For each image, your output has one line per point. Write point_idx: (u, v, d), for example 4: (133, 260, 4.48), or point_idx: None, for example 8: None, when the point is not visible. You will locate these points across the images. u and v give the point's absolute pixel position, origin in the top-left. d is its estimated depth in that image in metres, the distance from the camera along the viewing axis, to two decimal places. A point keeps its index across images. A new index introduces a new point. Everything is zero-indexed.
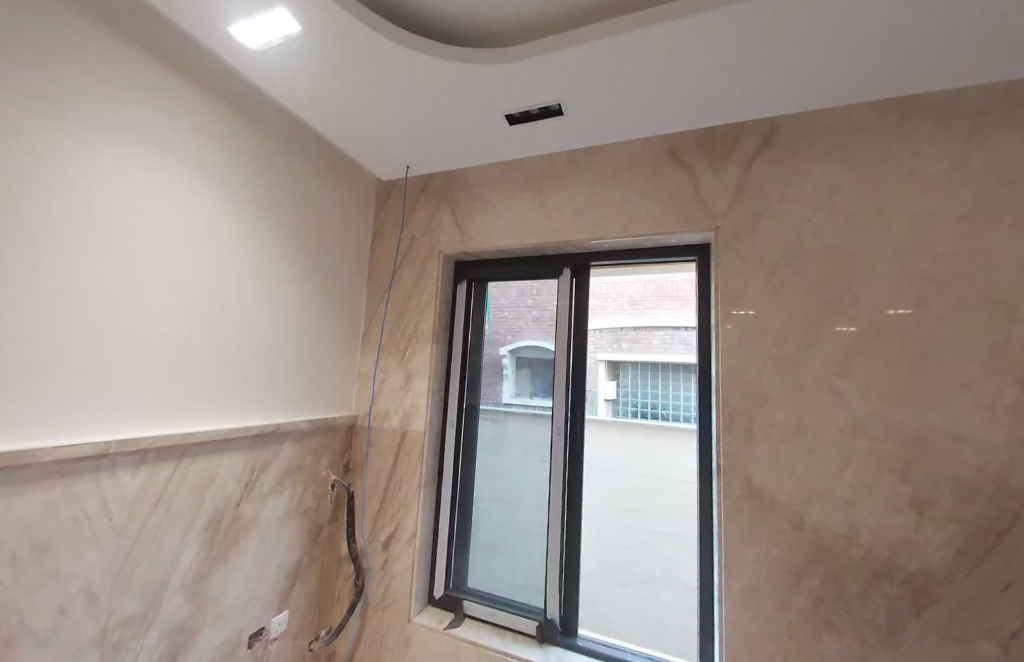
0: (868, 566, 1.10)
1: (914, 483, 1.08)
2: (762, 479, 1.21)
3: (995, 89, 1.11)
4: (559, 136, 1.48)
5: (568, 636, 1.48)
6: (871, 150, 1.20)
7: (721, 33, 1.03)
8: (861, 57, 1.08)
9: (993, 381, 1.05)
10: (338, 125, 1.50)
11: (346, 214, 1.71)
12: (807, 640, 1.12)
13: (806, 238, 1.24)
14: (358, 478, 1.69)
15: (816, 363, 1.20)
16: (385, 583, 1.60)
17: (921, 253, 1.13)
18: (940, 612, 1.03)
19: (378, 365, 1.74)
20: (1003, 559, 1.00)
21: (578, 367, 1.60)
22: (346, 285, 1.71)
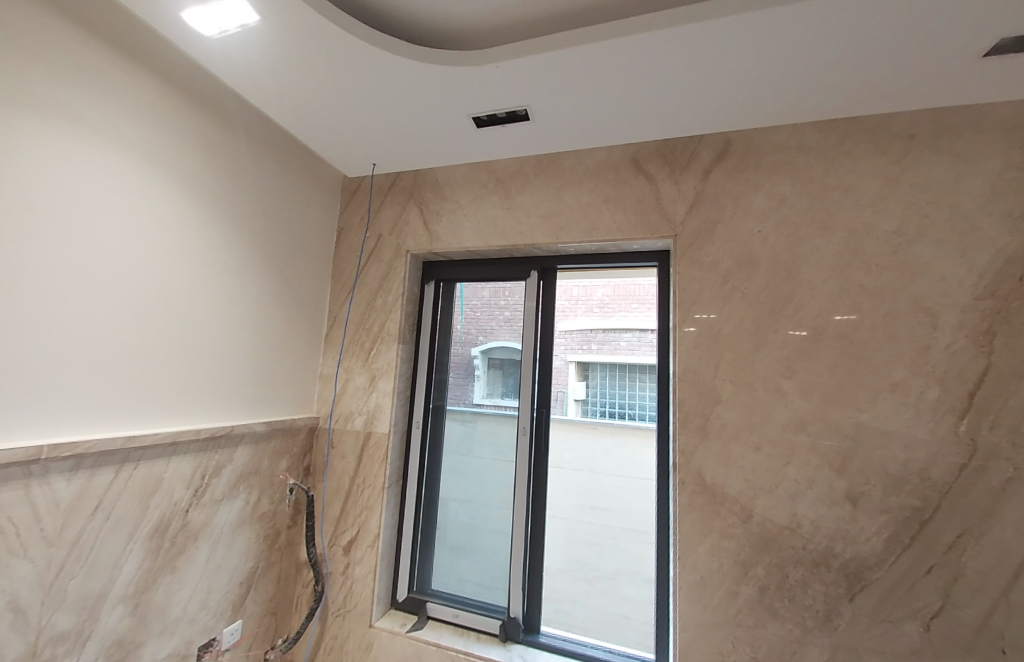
0: (808, 555, 1.18)
1: (848, 476, 1.18)
2: (714, 475, 1.28)
3: (921, 117, 1.23)
4: (526, 141, 1.50)
5: (531, 633, 1.50)
6: (815, 168, 1.30)
7: (677, 50, 1.09)
8: (804, 81, 1.16)
9: (916, 382, 1.16)
10: (301, 120, 1.46)
11: (310, 210, 1.66)
12: (754, 627, 1.20)
13: (756, 248, 1.33)
14: (319, 482, 1.65)
15: (764, 366, 1.28)
16: (346, 588, 1.57)
17: (856, 264, 1.23)
18: (871, 596, 1.12)
19: (342, 365, 1.70)
20: (925, 545, 1.10)
21: (545, 368, 1.63)
22: (309, 283, 1.66)
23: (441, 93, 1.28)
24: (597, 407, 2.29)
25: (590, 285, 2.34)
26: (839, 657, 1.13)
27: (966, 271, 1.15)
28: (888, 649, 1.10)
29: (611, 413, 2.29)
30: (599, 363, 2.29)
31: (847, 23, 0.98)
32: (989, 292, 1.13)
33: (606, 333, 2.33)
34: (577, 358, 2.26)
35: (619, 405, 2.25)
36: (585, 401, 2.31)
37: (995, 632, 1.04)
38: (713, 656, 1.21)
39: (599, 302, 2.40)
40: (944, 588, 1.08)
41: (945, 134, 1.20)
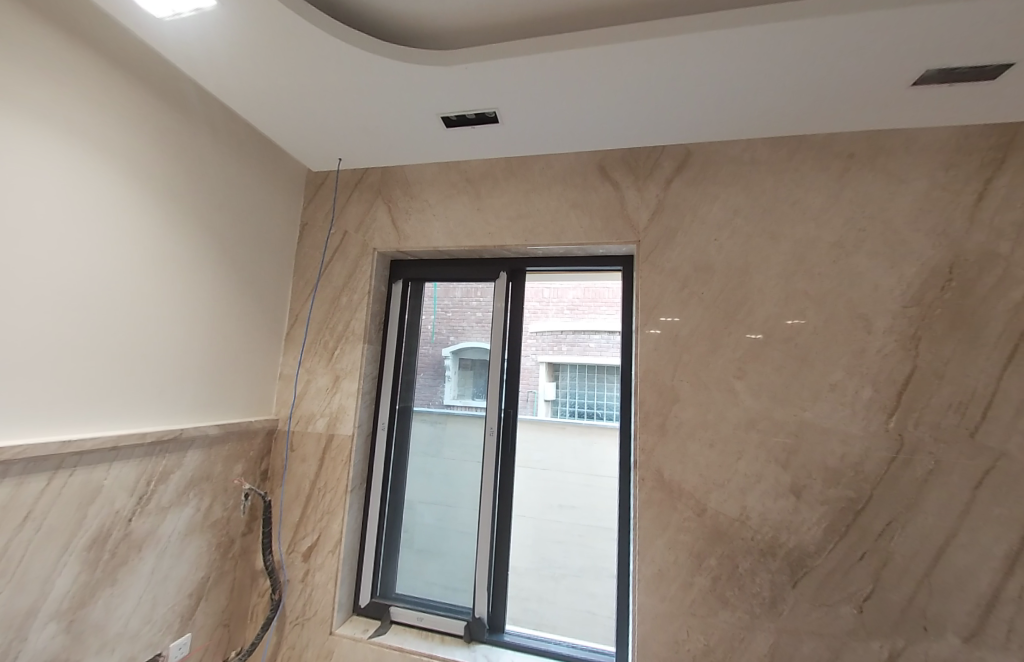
0: (756, 545, 1.26)
1: (792, 470, 1.27)
2: (672, 471, 1.34)
3: (860, 138, 1.34)
4: (494, 143, 1.51)
5: (495, 632, 1.51)
6: (765, 181, 1.39)
7: (641, 64, 1.13)
8: (756, 100, 1.24)
9: (852, 382, 1.26)
10: (262, 112, 1.41)
11: (271, 204, 1.60)
12: (706, 616, 1.26)
13: (712, 256, 1.40)
14: (277, 486, 1.59)
15: (718, 366, 1.35)
16: (306, 595, 1.52)
17: (801, 273, 1.33)
18: (812, 581, 1.21)
19: (303, 365, 1.65)
20: (858, 532, 1.20)
21: (512, 368, 1.64)
22: (269, 280, 1.60)
23: (409, 91, 1.26)
24: (568, 408, 2.33)
25: (561, 287, 2.36)
26: (783, 640, 1.21)
27: (896, 281, 1.26)
28: (826, 630, 1.19)
29: (580, 413, 2.34)
30: (569, 363, 2.28)
31: (794, 50, 1.05)
32: (915, 300, 1.24)
33: (576, 334, 2.33)
34: (547, 359, 2.29)
35: (588, 405, 2.31)
36: (555, 401, 2.32)
37: (918, 611, 1.15)
38: (669, 644, 1.27)
39: (571, 303, 2.40)
40: (875, 572, 1.18)
41: (880, 155, 1.32)
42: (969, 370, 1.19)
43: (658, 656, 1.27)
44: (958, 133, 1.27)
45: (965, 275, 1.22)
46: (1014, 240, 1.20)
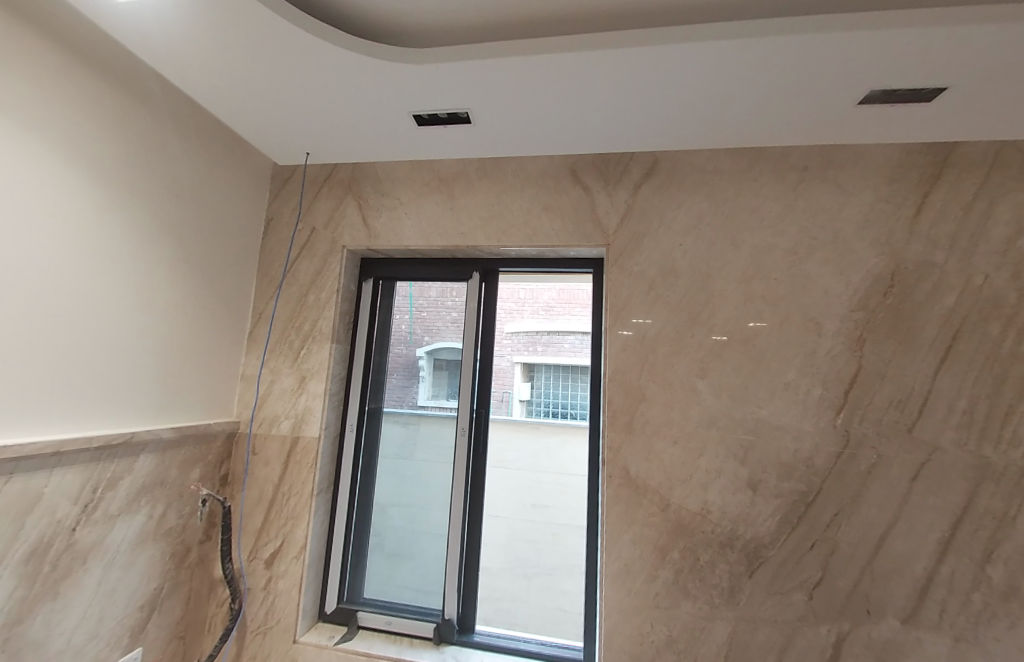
0: (716, 538, 1.32)
1: (749, 466, 1.33)
2: (637, 468, 1.39)
3: (813, 152, 1.43)
4: (467, 144, 1.51)
5: (465, 633, 1.51)
6: (727, 190, 1.46)
7: (612, 73, 1.15)
8: (719, 112, 1.29)
9: (804, 382, 1.34)
10: (223, 101, 1.34)
11: (234, 198, 1.54)
12: (669, 608, 1.31)
13: (678, 260, 1.45)
14: (237, 492, 1.53)
15: (682, 367, 1.41)
16: (268, 603, 1.46)
17: (759, 279, 1.40)
18: (767, 571, 1.28)
19: (267, 365, 1.59)
20: (809, 523, 1.28)
21: (485, 369, 1.65)
22: (230, 276, 1.53)
23: (379, 87, 1.24)
24: (542, 407, 2.29)
25: (537, 289, 2.40)
26: (740, 628, 1.27)
27: (844, 287, 1.35)
28: (779, 617, 1.26)
29: (554, 412, 2.30)
30: (544, 363, 2.31)
31: (754, 66, 1.11)
32: (861, 305, 1.34)
33: (550, 335, 2.36)
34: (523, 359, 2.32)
35: (561, 405, 2.27)
36: (530, 401, 2.29)
37: (861, 595, 1.23)
38: (634, 637, 1.31)
39: (546, 305, 2.45)
40: (824, 560, 1.26)
41: (831, 169, 1.41)
42: (908, 371, 1.29)
43: (623, 648, 1.31)
44: (899, 151, 1.38)
45: (904, 282, 1.32)
46: (947, 251, 1.31)
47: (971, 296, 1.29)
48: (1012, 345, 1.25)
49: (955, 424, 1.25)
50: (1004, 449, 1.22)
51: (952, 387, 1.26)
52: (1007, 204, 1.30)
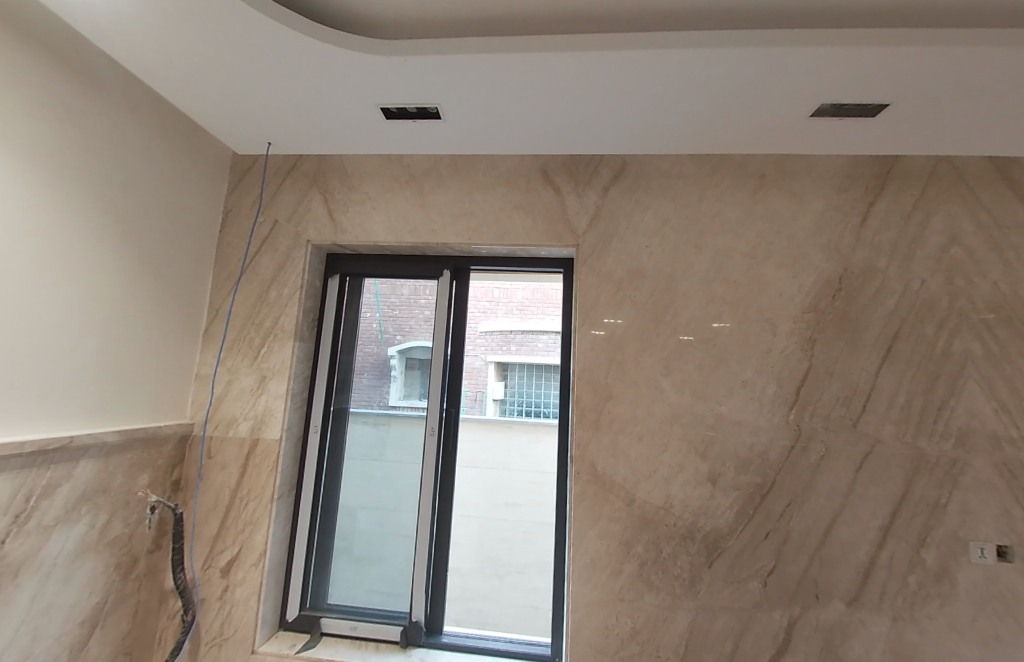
0: (678, 530, 1.37)
1: (710, 460, 1.39)
2: (604, 465, 1.41)
3: (771, 160, 1.50)
4: (436, 140, 1.48)
5: (433, 635, 1.49)
6: (691, 194, 1.51)
7: (583, 76, 1.17)
8: (684, 119, 1.33)
9: (760, 380, 1.41)
10: (174, 84, 1.26)
11: (190, 187, 1.45)
12: (634, 600, 1.34)
13: (644, 262, 1.49)
14: (190, 498, 1.44)
15: (647, 365, 1.45)
16: (224, 613, 1.39)
17: (720, 281, 1.46)
18: (725, 561, 1.34)
19: (223, 364, 1.51)
20: (764, 513, 1.35)
21: (455, 367, 1.64)
22: (183, 270, 1.44)
23: (346, 78, 1.20)
24: (516, 406, 2.16)
25: (510, 287, 2.13)
26: (700, 617, 1.32)
27: (797, 290, 1.43)
28: (736, 604, 1.32)
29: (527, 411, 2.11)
30: (518, 363, 2.17)
31: (718, 76, 1.15)
32: (812, 307, 1.42)
33: (524, 334, 2.18)
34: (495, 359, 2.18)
35: (533, 403, 2.07)
36: (503, 400, 2.16)
37: (811, 581, 1.31)
38: (600, 630, 1.34)
39: (520, 304, 2.21)
40: (777, 548, 1.33)
41: (786, 177, 1.48)
42: (854, 369, 1.38)
43: (590, 641, 1.34)
44: (847, 162, 1.47)
45: (851, 285, 1.41)
46: (889, 257, 1.41)
47: (909, 299, 1.39)
48: (944, 345, 1.36)
49: (895, 418, 1.35)
50: (936, 441, 1.32)
51: (892, 384, 1.36)
52: (941, 215, 1.41)
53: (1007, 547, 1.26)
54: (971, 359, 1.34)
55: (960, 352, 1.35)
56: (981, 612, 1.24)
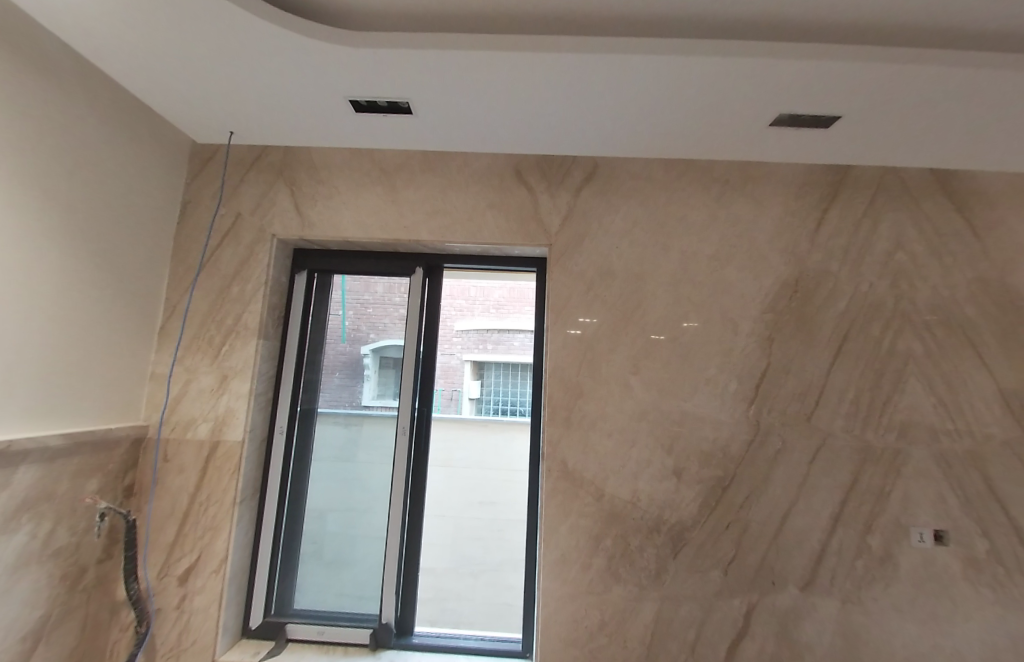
0: (645, 523, 1.41)
1: (675, 455, 1.44)
2: (574, 461, 1.44)
3: (735, 166, 1.56)
4: (407, 136, 1.46)
5: (403, 636, 1.48)
6: (659, 197, 1.55)
7: (557, 78, 1.18)
8: (654, 125, 1.37)
9: (723, 377, 1.47)
10: (129, 69, 1.19)
11: (145, 175, 1.37)
12: (602, 593, 1.38)
13: (614, 262, 1.53)
14: (144, 504, 1.37)
15: (616, 364, 1.48)
16: (182, 624, 1.33)
17: (687, 282, 1.51)
18: (688, 551, 1.39)
19: (181, 363, 1.44)
20: (726, 505, 1.41)
21: (427, 366, 1.62)
22: (138, 263, 1.36)
23: (317, 70, 1.17)
24: (492, 406, 1.96)
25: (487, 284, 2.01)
26: (665, 606, 1.37)
27: (757, 291, 1.50)
28: (699, 593, 1.37)
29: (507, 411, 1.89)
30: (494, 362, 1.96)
31: (686, 84, 1.19)
32: (771, 308, 1.49)
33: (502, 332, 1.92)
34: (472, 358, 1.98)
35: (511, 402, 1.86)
36: (480, 399, 1.98)
37: (768, 568, 1.38)
38: (569, 623, 1.36)
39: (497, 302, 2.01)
40: (737, 538, 1.39)
41: (748, 183, 1.55)
42: (809, 367, 1.46)
43: (560, 634, 1.36)
44: (804, 171, 1.55)
45: (806, 288, 1.49)
46: (841, 262, 1.50)
47: (859, 302, 1.48)
48: (890, 344, 1.46)
49: (845, 413, 1.44)
50: (882, 433, 1.42)
51: (842, 380, 1.45)
52: (888, 223, 1.51)
53: (942, 531, 1.37)
54: (913, 358, 1.45)
55: (903, 351, 1.45)
56: (919, 593, 1.35)
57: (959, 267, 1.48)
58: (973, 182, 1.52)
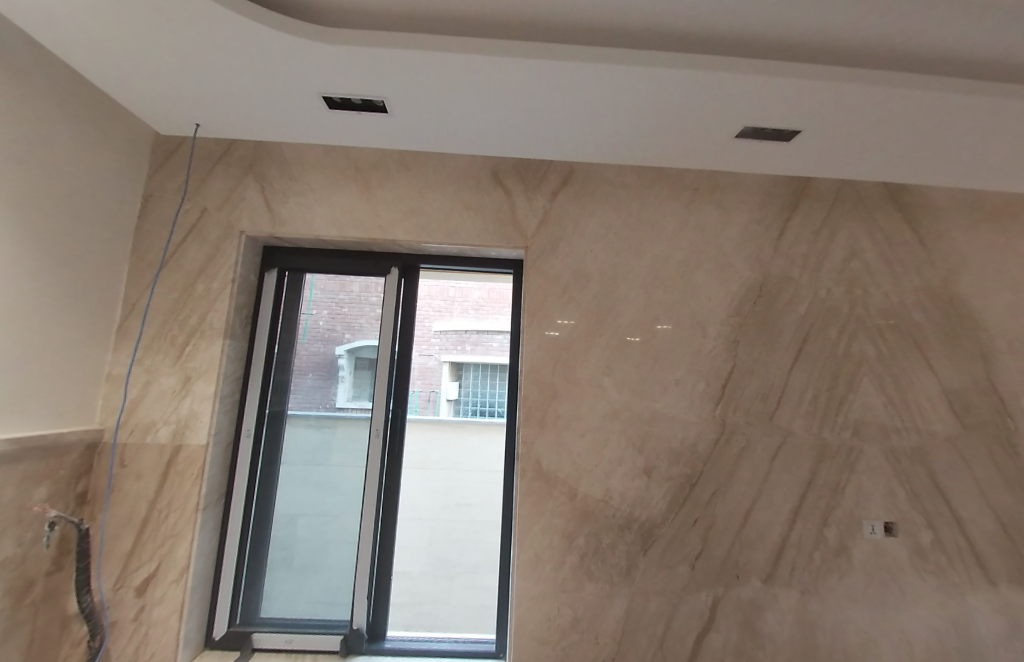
0: (617, 521, 1.44)
1: (646, 454, 1.48)
2: (548, 461, 1.46)
3: (705, 175, 1.62)
4: (382, 134, 1.43)
5: (374, 641, 1.46)
6: (633, 202, 1.59)
7: (534, 83, 1.19)
8: (628, 135, 1.40)
9: (691, 378, 1.52)
10: (87, 56, 1.13)
11: (102, 166, 1.30)
12: (574, 590, 1.40)
13: (589, 265, 1.55)
14: (98, 512, 1.30)
15: (590, 365, 1.51)
16: (139, 636, 1.27)
17: (658, 286, 1.56)
18: (658, 548, 1.43)
19: (140, 363, 1.37)
20: (693, 501, 1.46)
21: (402, 367, 1.60)
22: (94, 259, 1.29)
23: (290, 64, 1.14)
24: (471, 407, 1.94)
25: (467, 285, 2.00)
26: (635, 602, 1.40)
27: (724, 295, 1.56)
28: (667, 588, 1.41)
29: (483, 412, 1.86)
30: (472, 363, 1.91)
31: (658, 96, 1.23)
32: (737, 311, 1.55)
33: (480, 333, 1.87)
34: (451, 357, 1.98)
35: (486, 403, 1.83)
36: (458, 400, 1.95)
37: (733, 562, 1.43)
38: (542, 622, 1.38)
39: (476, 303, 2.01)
40: (703, 534, 1.44)
41: (717, 191, 1.61)
42: (771, 368, 1.53)
43: (533, 633, 1.37)
44: (769, 181, 1.63)
45: (770, 293, 1.56)
46: (801, 269, 1.58)
47: (818, 306, 1.56)
48: (845, 347, 1.55)
49: (804, 412, 1.52)
50: (838, 431, 1.51)
51: (802, 381, 1.53)
52: (845, 232, 1.60)
53: (892, 523, 1.46)
54: (866, 360, 1.54)
55: (857, 353, 1.54)
56: (871, 581, 1.43)
57: (908, 276, 1.58)
58: (921, 196, 1.63)
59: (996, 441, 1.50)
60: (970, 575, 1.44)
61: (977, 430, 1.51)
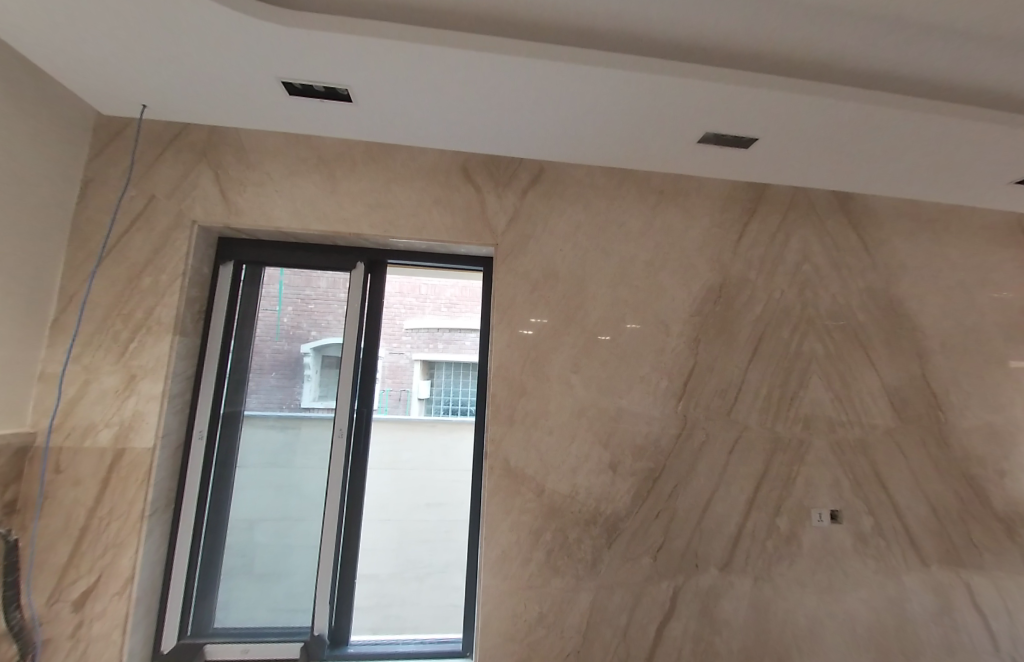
0: (583, 515, 1.46)
1: (611, 450, 1.51)
2: (516, 458, 1.46)
3: (670, 178, 1.67)
4: (346, 124, 1.38)
5: (337, 646, 1.42)
6: (600, 202, 1.62)
7: (506, 80, 1.18)
8: (597, 136, 1.41)
9: (655, 375, 1.56)
10: (16, 25, 1.03)
11: (34, 145, 1.18)
12: (540, 586, 1.41)
13: (558, 264, 1.57)
14: (29, 522, 1.18)
15: (559, 363, 1.52)
16: (77, 653, 1.17)
17: (625, 285, 1.59)
18: (622, 541, 1.47)
19: (77, 361, 1.26)
20: (657, 495, 1.50)
21: (369, 365, 1.56)
22: (25, 246, 1.18)
23: (249, 46, 1.08)
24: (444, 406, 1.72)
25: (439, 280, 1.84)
26: (600, 594, 1.43)
27: (687, 295, 1.61)
28: (631, 580, 1.45)
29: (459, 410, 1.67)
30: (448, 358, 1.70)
31: (627, 100, 1.24)
32: (699, 311, 1.61)
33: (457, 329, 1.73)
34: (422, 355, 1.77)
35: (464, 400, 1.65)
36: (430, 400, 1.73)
37: (692, 552, 1.49)
38: (508, 619, 1.38)
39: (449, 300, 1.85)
40: (666, 526, 1.49)
41: (681, 194, 1.66)
42: (729, 366, 1.60)
43: (499, 630, 1.37)
44: (729, 186, 1.69)
45: (729, 293, 1.63)
46: (757, 271, 1.66)
47: (773, 307, 1.65)
48: (797, 345, 1.64)
49: (759, 407, 1.59)
50: (790, 425, 1.59)
51: (758, 378, 1.61)
52: (798, 237, 1.69)
53: (838, 511, 1.56)
54: (815, 357, 1.64)
55: (807, 352, 1.64)
56: (818, 566, 1.53)
57: (853, 279, 1.69)
58: (864, 205, 1.75)
59: (929, 432, 1.64)
60: (905, 557, 1.56)
61: (913, 422, 1.64)
